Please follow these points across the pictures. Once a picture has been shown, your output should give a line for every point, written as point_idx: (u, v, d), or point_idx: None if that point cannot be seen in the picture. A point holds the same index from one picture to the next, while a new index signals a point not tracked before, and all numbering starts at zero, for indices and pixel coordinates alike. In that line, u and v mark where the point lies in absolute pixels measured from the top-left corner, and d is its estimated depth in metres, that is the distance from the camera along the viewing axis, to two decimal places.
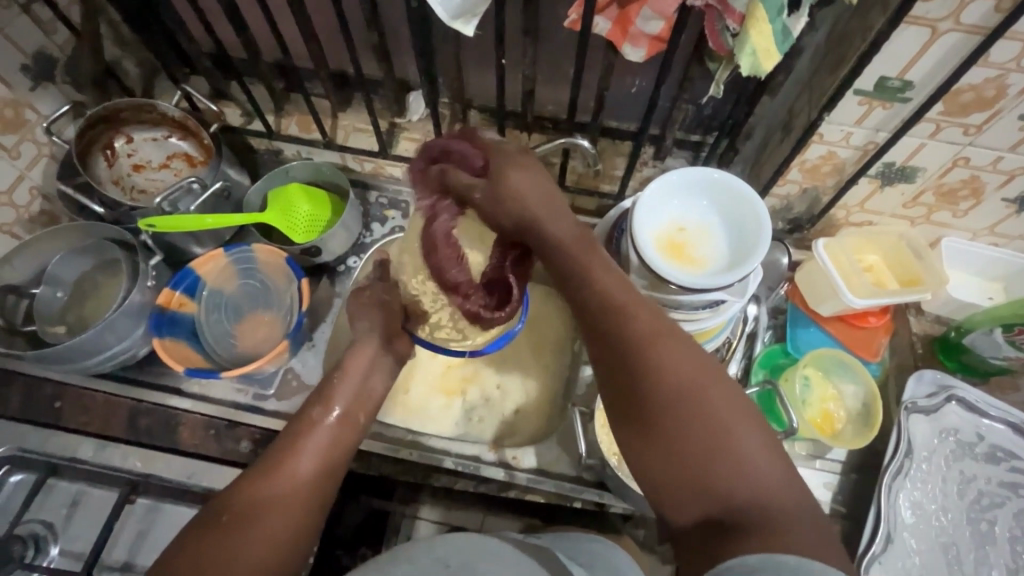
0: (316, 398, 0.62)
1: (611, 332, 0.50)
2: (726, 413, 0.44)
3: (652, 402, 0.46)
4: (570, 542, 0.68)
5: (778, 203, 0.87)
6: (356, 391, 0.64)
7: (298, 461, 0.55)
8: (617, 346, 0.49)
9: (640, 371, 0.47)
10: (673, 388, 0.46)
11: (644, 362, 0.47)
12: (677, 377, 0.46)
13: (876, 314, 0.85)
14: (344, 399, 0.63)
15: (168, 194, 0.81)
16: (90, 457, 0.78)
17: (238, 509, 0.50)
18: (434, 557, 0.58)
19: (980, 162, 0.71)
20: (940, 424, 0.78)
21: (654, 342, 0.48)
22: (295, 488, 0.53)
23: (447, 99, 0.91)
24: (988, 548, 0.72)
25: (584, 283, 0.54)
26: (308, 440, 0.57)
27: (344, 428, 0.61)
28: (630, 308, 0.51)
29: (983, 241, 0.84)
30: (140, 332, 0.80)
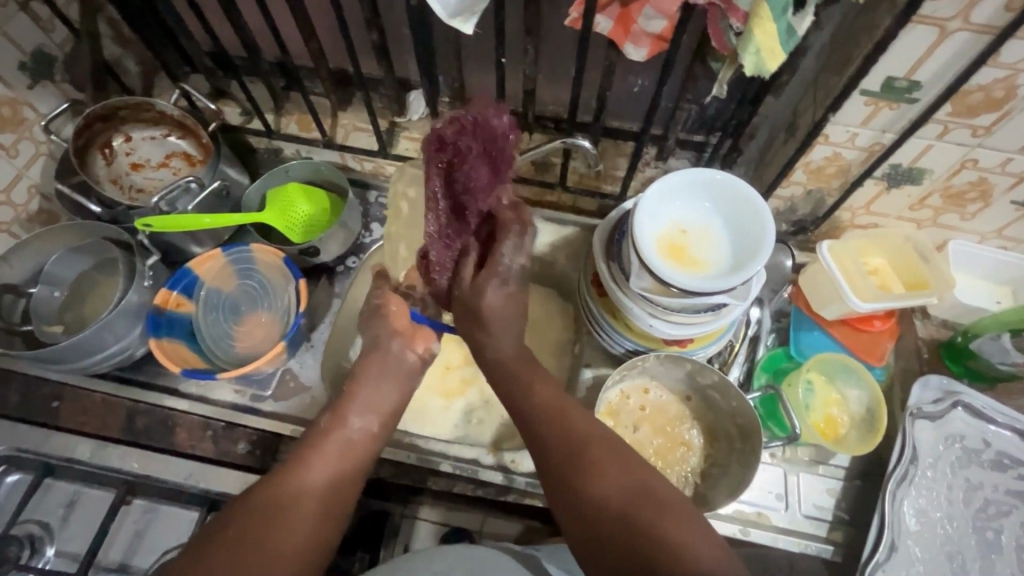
0: (330, 410, 0.63)
1: (551, 436, 0.56)
2: (664, 500, 0.50)
3: (598, 494, 0.51)
4: (562, 551, 0.71)
5: (782, 205, 0.86)
6: (370, 403, 0.64)
7: (313, 470, 0.56)
8: (560, 454, 0.55)
9: (588, 465, 0.53)
10: (617, 488, 0.51)
11: (587, 465, 0.53)
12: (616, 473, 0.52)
13: (880, 318, 0.83)
14: (358, 416, 0.62)
15: (165, 194, 0.81)
16: (86, 458, 0.77)
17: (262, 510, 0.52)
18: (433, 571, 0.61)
19: (989, 164, 0.70)
20: (946, 430, 0.76)
21: (593, 442, 0.55)
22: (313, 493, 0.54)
23: (447, 98, 0.90)
24: (994, 557, 0.71)
25: (524, 396, 0.60)
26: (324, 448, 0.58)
27: (358, 440, 0.61)
28: (570, 415, 0.57)
29: (991, 244, 0.82)
30: (137, 332, 0.80)
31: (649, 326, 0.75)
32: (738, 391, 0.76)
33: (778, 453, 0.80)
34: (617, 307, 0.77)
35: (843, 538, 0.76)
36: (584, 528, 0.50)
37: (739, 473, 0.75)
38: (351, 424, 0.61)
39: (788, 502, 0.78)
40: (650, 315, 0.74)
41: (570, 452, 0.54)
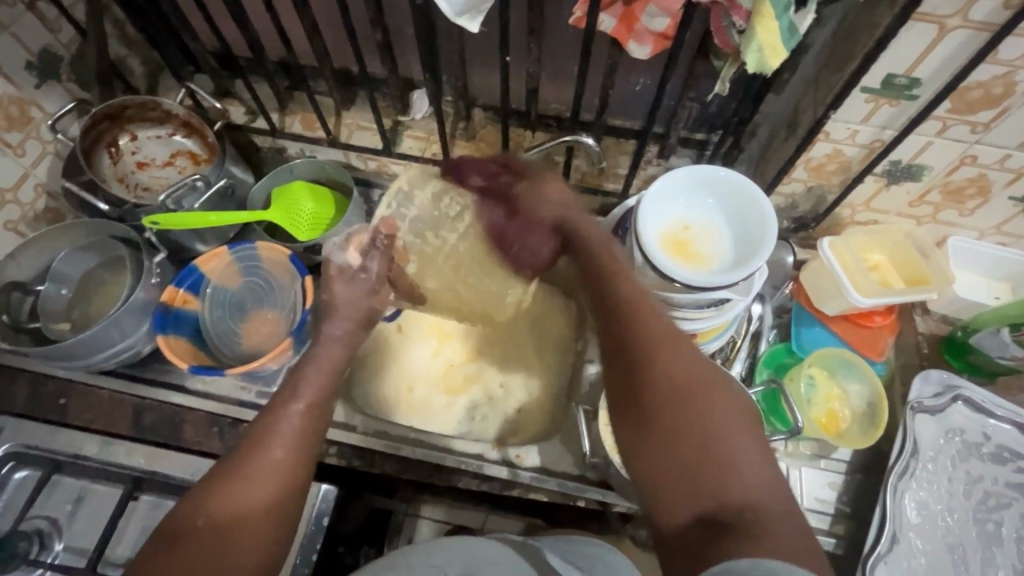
0: (286, 391, 0.60)
1: (625, 333, 0.55)
2: (717, 425, 0.48)
3: (652, 399, 0.51)
4: (568, 544, 0.72)
5: (782, 202, 0.86)
6: (328, 377, 0.63)
7: (267, 454, 0.55)
8: (624, 344, 0.54)
9: (651, 373, 0.51)
10: (670, 388, 0.50)
11: (646, 356, 0.52)
12: (674, 372, 0.51)
13: (881, 313, 0.84)
14: (312, 391, 0.61)
15: (172, 192, 0.81)
16: (95, 454, 0.78)
17: (202, 523, 0.51)
18: (431, 564, 0.61)
19: (988, 160, 0.70)
20: (946, 423, 0.77)
21: (658, 337, 0.53)
22: (258, 495, 0.53)
23: (451, 97, 0.91)
24: (995, 548, 0.72)
25: (606, 290, 0.59)
26: (276, 434, 0.56)
27: (312, 416, 0.59)
28: (639, 307, 0.56)
29: (990, 240, 0.83)
30: (144, 328, 0.81)
31: None
32: None
33: (781, 448, 0.80)
34: None
35: (845, 531, 0.77)
36: (634, 422, 0.52)
37: None
38: (303, 403, 0.59)
39: (790, 497, 0.78)
40: None
41: (635, 343, 0.54)
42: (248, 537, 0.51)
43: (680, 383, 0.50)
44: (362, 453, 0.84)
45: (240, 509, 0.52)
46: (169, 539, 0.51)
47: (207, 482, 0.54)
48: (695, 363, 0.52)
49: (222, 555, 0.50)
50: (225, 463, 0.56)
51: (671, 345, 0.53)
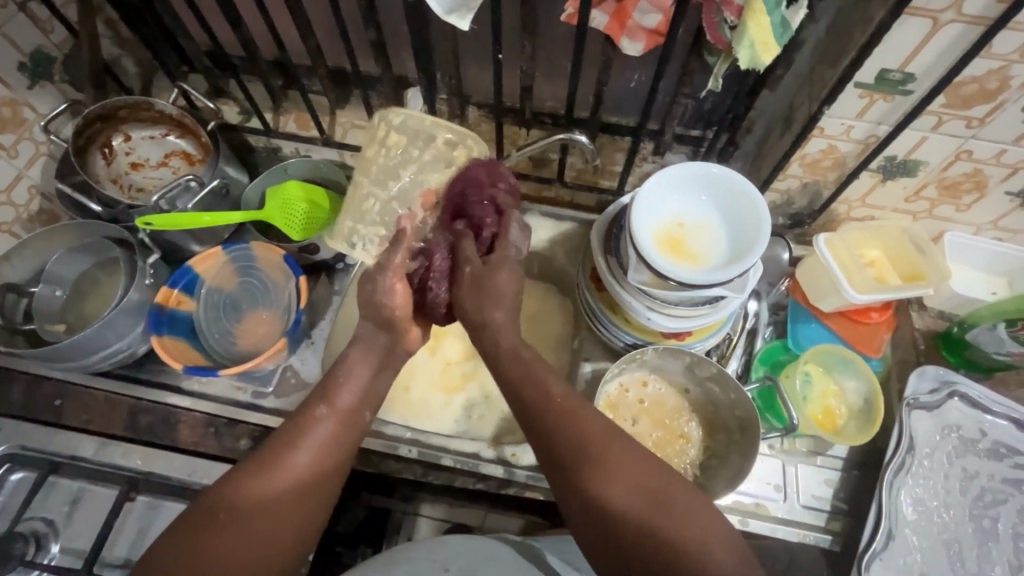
0: (320, 393, 0.63)
1: (557, 435, 0.57)
2: (671, 502, 0.52)
3: (604, 489, 0.53)
4: (565, 543, 0.73)
5: (778, 198, 0.86)
6: (360, 391, 0.64)
7: (295, 458, 0.57)
8: (574, 459, 0.55)
9: (594, 470, 0.54)
10: (614, 481, 0.53)
11: (600, 469, 0.54)
12: (630, 484, 0.53)
13: (877, 310, 0.84)
14: (347, 398, 0.63)
15: (166, 193, 0.82)
16: (91, 455, 0.78)
17: (231, 508, 0.53)
18: (432, 560, 0.62)
19: (983, 155, 0.70)
20: (943, 419, 0.77)
21: (589, 439, 0.56)
22: (288, 489, 0.56)
23: (445, 96, 0.90)
24: (991, 544, 0.72)
25: (526, 389, 0.61)
26: (308, 436, 0.59)
27: (342, 424, 0.62)
28: (579, 413, 0.58)
29: (987, 236, 0.83)
30: (139, 330, 0.81)
31: (647, 320, 0.75)
32: (734, 382, 0.76)
33: (776, 444, 0.80)
34: (615, 301, 0.78)
35: (842, 528, 0.76)
36: (600, 535, 0.53)
37: (737, 465, 0.76)
38: (338, 410, 0.62)
39: (786, 493, 0.78)
40: (647, 308, 0.74)
41: (586, 454, 0.55)
42: (273, 533, 0.54)
43: (638, 488, 0.53)
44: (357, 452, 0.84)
45: (266, 503, 0.54)
46: (206, 524, 0.52)
47: (241, 471, 0.56)
48: (646, 464, 0.55)
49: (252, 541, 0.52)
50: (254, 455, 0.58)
51: (621, 449, 0.55)
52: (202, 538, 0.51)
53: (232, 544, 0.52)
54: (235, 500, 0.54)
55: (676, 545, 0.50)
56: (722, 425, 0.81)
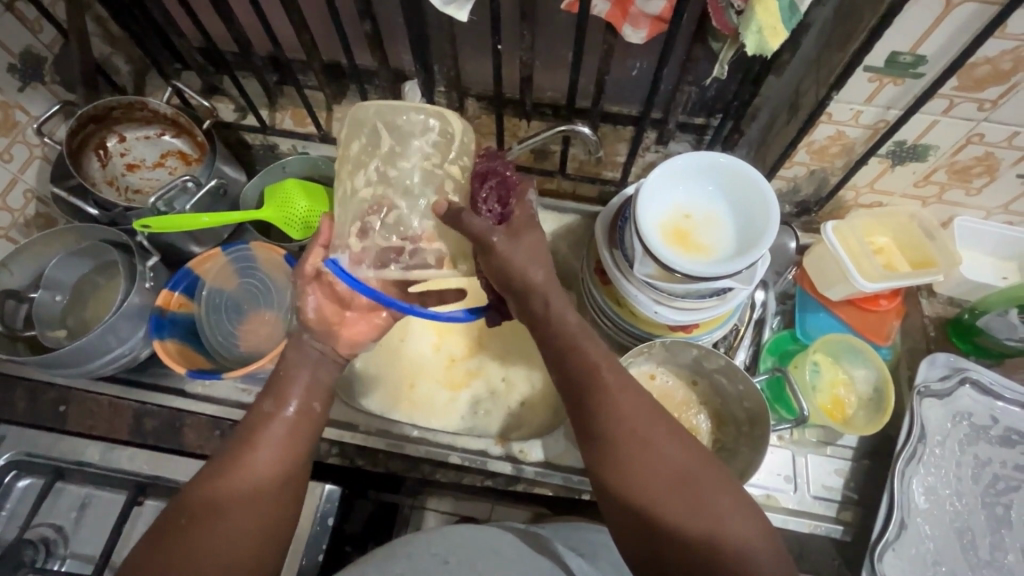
0: (270, 389, 0.60)
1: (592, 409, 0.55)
2: (700, 483, 0.51)
3: (633, 471, 0.52)
4: (569, 531, 0.73)
5: (785, 185, 0.85)
6: (307, 383, 0.61)
7: (256, 459, 0.55)
8: (607, 442, 0.54)
9: (626, 452, 0.53)
10: (643, 461, 0.52)
11: (631, 453, 0.53)
12: (656, 468, 0.52)
13: (887, 297, 0.83)
14: (298, 392, 0.60)
15: (163, 194, 0.80)
16: (97, 460, 0.77)
17: (195, 510, 0.52)
18: (433, 552, 0.60)
19: (995, 138, 0.69)
20: (953, 407, 0.76)
21: (622, 419, 0.54)
22: (253, 487, 0.54)
23: (443, 87, 0.88)
24: (1004, 531, 0.71)
25: (563, 348, 0.58)
26: (266, 435, 0.57)
27: (302, 419, 0.59)
28: (613, 391, 0.55)
29: (997, 220, 0.81)
30: (141, 334, 0.80)
31: (653, 313, 0.74)
32: (744, 375, 0.75)
33: (785, 435, 0.80)
34: (621, 294, 0.77)
35: (853, 518, 0.76)
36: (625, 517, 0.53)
37: (747, 458, 0.75)
38: (292, 407, 0.59)
39: (797, 484, 0.78)
40: (654, 301, 0.73)
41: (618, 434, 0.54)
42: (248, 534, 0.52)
43: (666, 472, 0.52)
44: (365, 452, 0.84)
45: (234, 504, 0.53)
46: (169, 535, 0.51)
47: (204, 477, 0.55)
48: (676, 446, 0.53)
49: (217, 549, 0.51)
50: (215, 460, 0.56)
51: (658, 433, 0.53)
52: (176, 542, 0.50)
53: (208, 548, 0.50)
54: (204, 500, 0.52)
55: (698, 533, 0.50)
56: (731, 418, 0.80)
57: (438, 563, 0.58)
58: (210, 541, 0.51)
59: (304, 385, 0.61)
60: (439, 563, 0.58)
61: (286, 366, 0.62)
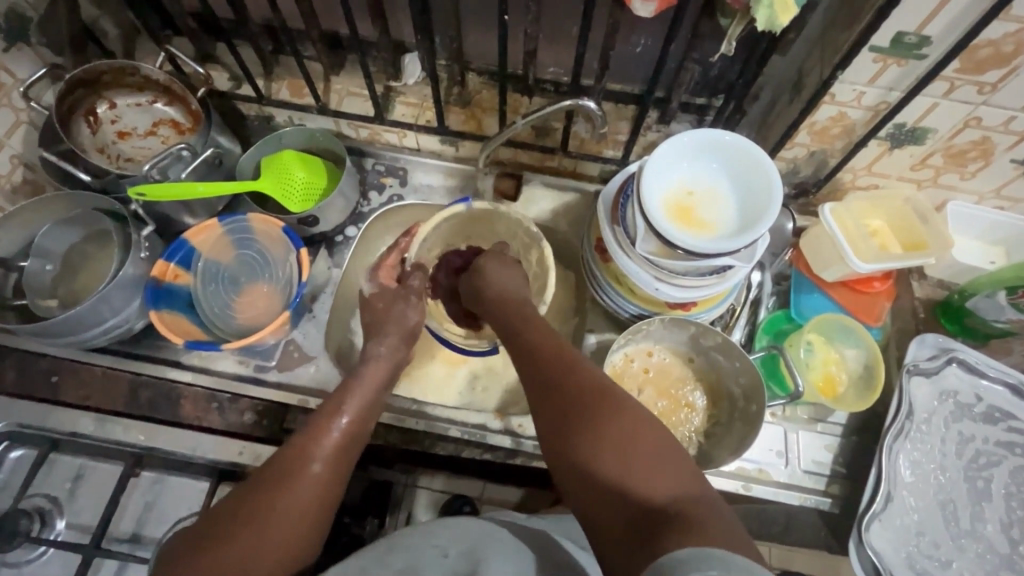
0: (329, 406, 0.64)
1: (556, 387, 0.56)
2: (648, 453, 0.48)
3: (584, 436, 0.50)
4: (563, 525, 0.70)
5: (784, 166, 0.86)
6: (366, 399, 0.66)
7: (309, 468, 0.56)
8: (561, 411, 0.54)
9: (580, 413, 0.52)
10: (598, 422, 0.51)
11: (576, 414, 0.52)
12: (609, 435, 0.49)
13: (879, 279, 0.84)
14: (354, 407, 0.64)
15: (157, 161, 0.78)
16: (90, 432, 0.76)
17: (249, 514, 0.51)
18: (433, 545, 0.57)
19: (992, 122, 0.70)
20: (940, 386, 0.78)
21: (584, 396, 0.53)
22: (308, 498, 0.54)
23: (444, 61, 0.88)
24: (984, 504, 0.74)
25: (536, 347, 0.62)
26: (317, 446, 0.58)
27: (353, 434, 0.62)
28: (577, 377, 0.56)
29: (988, 204, 0.83)
30: (135, 304, 0.78)
31: (653, 290, 0.75)
32: (740, 351, 0.77)
33: (778, 412, 0.82)
34: (621, 270, 0.77)
35: (841, 491, 0.78)
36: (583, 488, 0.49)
37: (740, 433, 0.77)
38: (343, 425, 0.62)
39: (788, 459, 0.80)
40: (655, 278, 0.74)
41: (565, 403, 0.54)
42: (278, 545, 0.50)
43: (611, 438, 0.49)
44: None
45: (273, 503, 0.52)
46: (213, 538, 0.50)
47: (253, 480, 0.55)
48: (635, 420, 0.50)
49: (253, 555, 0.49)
50: (269, 463, 0.57)
51: (612, 404, 0.52)
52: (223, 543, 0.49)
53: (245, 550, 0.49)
54: (257, 504, 0.52)
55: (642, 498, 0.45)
56: (726, 394, 0.82)
57: (438, 556, 0.56)
58: (255, 535, 0.50)
59: (357, 408, 0.64)
60: (439, 556, 0.56)
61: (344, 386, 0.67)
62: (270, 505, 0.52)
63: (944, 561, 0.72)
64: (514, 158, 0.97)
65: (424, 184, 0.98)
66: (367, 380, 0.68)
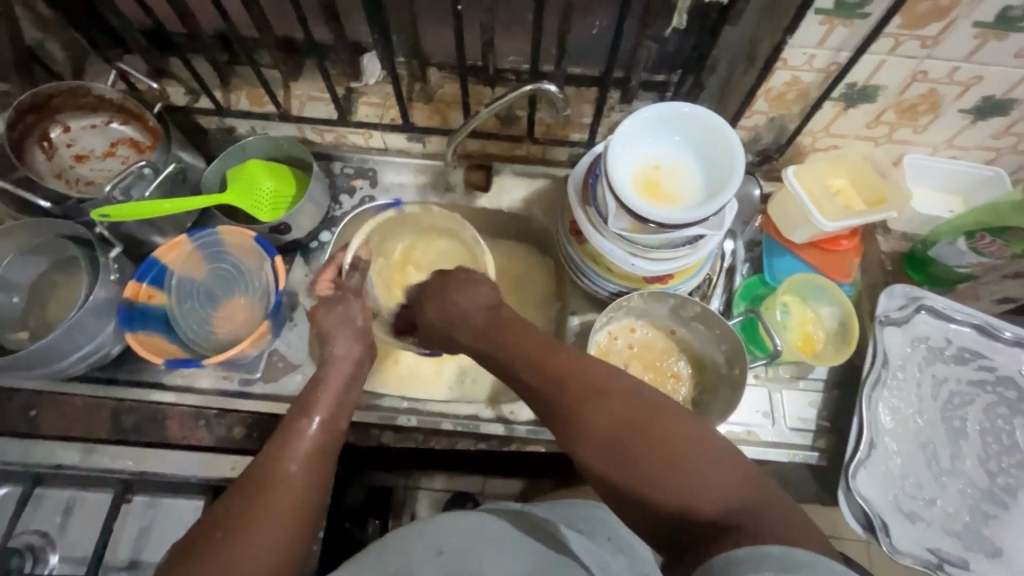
0: (298, 407, 0.64)
1: (583, 397, 0.53)
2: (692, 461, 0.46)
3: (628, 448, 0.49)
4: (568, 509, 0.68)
5: (746, 135, 0.88)
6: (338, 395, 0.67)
7: (287, 468, 0.56)
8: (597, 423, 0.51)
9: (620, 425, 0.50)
10: (638, 430, 0.49)
11: (615, 424, 0.50)
12: (652, 447, 0.48)
13: (846, 237, 0.87)
14: (325, 402, 0.65)
15: (118, 181, 0.76)
16: (77, 463, 0.75)
17: (225, 524, 0.50)
18: (426, 543, 0.53)
19: (938, 75, 0.72)
20: (912, 333, 0.81)
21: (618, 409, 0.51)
22: (289, 501, 0.54)
23: (403, 58, 0.88)
24: (962, 441, 0.77)
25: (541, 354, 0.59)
26: (292, 449, 0.58)
27: (328, 432, 0.62)
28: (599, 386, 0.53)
29: (942, 155, 0.86)
30: (110, 328, 0.76)
31: (629, 266, 0.76)
32: (719, 318, 0.78)
33: (761, 373, 0.84)
34: (596, 250, 0.79)
35: (827, 444, 0.81)
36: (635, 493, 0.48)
37: (726, 396, 0.79)
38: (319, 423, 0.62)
39: (774, 418, 0.82)
40: (631, 254, 0.75)
41: (599, 415, 0.51)
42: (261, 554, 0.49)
43: (654, 447, 0.48)
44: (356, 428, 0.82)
45: (249, 515, 0.51)
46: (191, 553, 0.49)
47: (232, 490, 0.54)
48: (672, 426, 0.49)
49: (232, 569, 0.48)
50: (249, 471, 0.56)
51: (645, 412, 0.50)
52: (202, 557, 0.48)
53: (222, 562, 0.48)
54: (229, 513, 0.51)
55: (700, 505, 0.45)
56: (710, 361, 0.83)
57: (432, 554, 0.51)
58: (232, 549, 0.48)
59: (332, 407, 0.65)
60: (432, 553, 0.52)
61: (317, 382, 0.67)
62: (250, 513, 0.51)
63: (928, 500, 0.74)
64: (482, 149, 0.97)
65: (395, 183, 0.98)
66: (336, 369, 0.69)
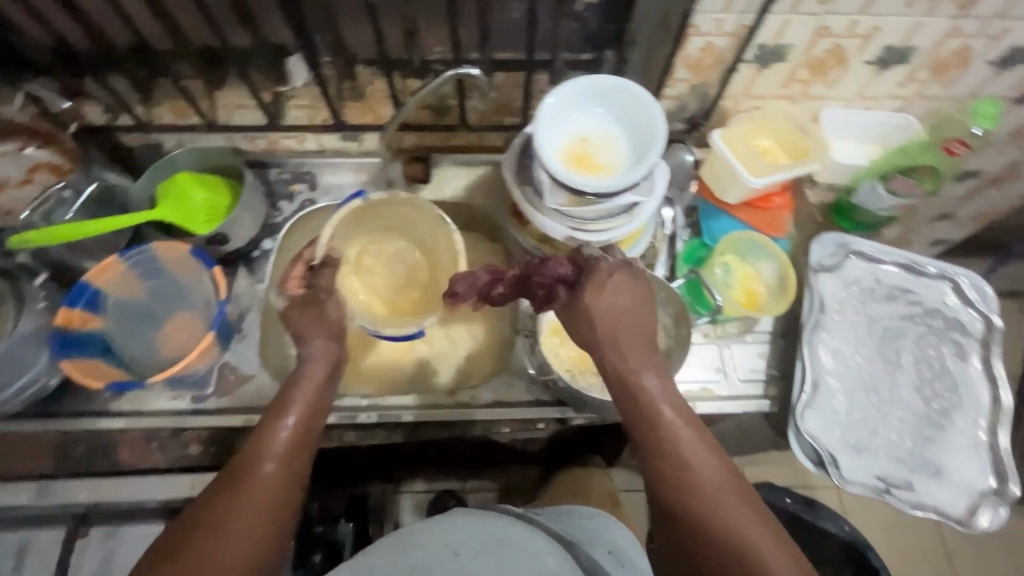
0: (275, 406, 0.60)
1: (660, 442, 0.52)
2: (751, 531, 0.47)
3: (695, 505, 0.49)
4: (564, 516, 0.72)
5: (672, 104, 0.90)
6: (314, 390, 0.63)
7: (263, 471, 0.53)
8: (670, 469, 0.51)
9: (693, 484, 0.50)
10: (705, 493, 0.49)
11: (683, 479, 0.50)
12: (723, 506, 0.48)
13: (778, 194, 0.91)
14: (302, 399, 0.61)
15: (38, 207, 0.81)
16: (27, 502, 0.74)
17: (203, 524, 0.47)
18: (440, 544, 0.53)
19: (839, 29, 0.76)
20: (845, 277, 0.85)
21: (695, 465, 0.50)
22: (268, 502, 0.51)
23: (329, 58, 0.84)
24: (897, 373, 0.82)
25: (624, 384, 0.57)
26: (271, 446, 0.55)
27: (303, 432, 0.59)
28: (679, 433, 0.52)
29: (856, 107, 0.90)
30: (45, 358, 0.74)
31: (571, 240, 0.78)
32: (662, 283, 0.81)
33: (709, 331, 0.87)
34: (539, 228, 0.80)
35: (777, 391, 0.85)
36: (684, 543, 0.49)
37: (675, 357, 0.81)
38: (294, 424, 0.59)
39: (726, 373, 0.85)
40: (571, 228, 0.77)
41: (670, 464, 0.51)
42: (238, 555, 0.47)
43: (719, 511, 0.48)
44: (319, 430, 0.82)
45: (223, 519, 0.48)
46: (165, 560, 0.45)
47: (203, 495, 0.51)
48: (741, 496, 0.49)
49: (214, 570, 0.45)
50: (222, 475, 0.53)
51: (717, 471, 0.50)
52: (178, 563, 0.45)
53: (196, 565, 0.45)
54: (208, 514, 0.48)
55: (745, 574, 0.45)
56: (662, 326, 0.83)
57: (449, 555, 0.52)
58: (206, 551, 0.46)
59: (305, 405, 0.61)
60: (450, 554, 0.52)
61: (294, 383, 0.63)
62: (225, 515, 0.48)
63: (872, 431, 0.79)
64: (420, 142, 0.97)
65: (334, 184, 0.98)
66: (313, 369, 0.65)
